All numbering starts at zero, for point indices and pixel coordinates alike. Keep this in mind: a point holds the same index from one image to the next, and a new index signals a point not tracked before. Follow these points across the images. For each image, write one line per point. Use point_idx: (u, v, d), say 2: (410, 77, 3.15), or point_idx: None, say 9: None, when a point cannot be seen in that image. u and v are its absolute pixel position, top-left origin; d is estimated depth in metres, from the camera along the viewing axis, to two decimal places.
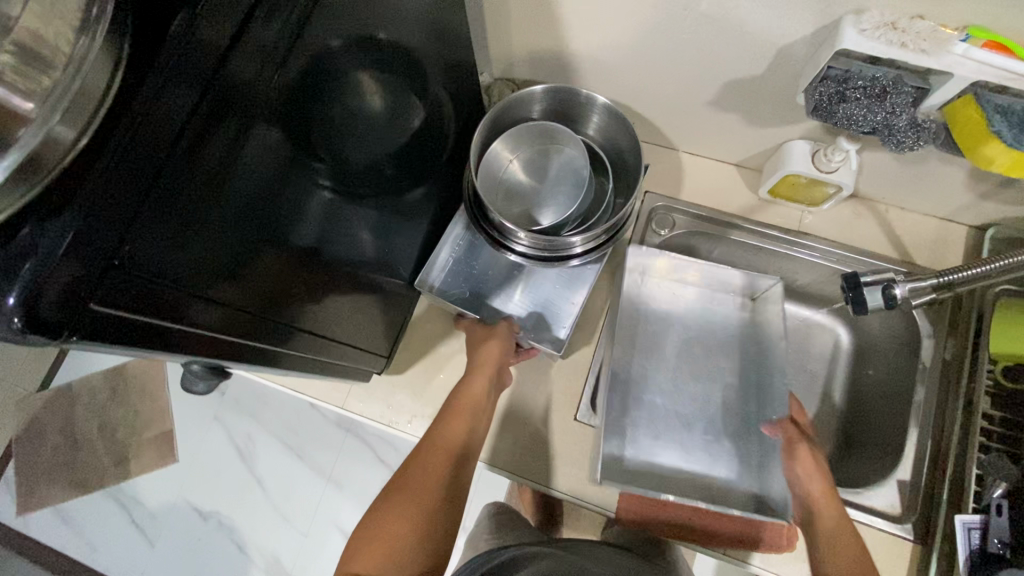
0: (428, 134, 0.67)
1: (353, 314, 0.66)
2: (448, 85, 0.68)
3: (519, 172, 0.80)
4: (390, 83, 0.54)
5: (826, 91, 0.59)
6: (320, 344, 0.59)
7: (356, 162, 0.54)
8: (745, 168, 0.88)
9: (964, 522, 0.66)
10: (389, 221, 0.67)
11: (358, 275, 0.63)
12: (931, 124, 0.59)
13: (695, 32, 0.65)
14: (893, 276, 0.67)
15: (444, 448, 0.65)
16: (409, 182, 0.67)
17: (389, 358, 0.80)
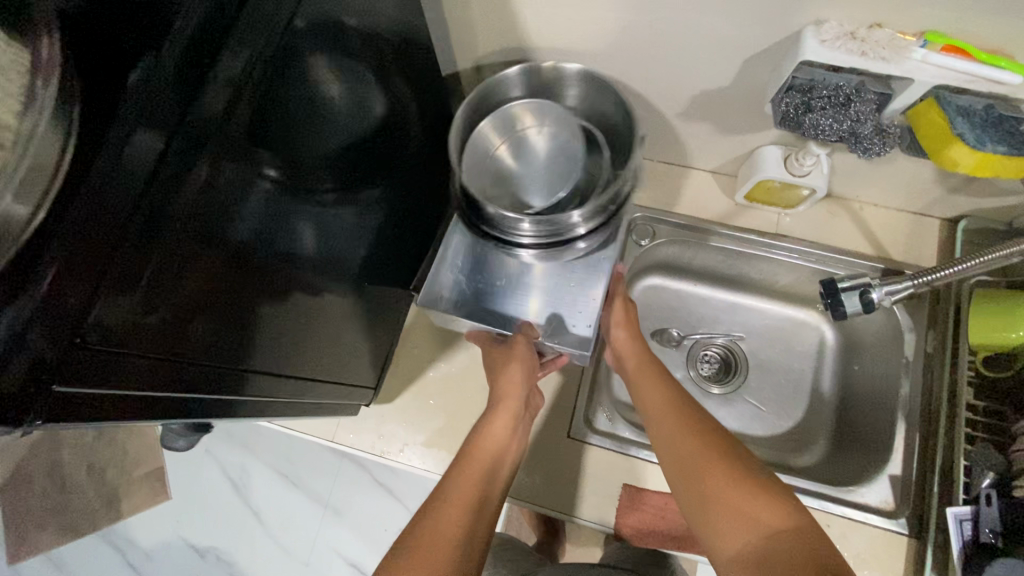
0: (405, 143, 0.69)
1: (336, 339, 0.65)
2: (410, 96, 0.67)
3: (505, 159, 0.72)
4: (353, 117, 0.55)
5: (792, 102, 0.60)
6: (301, 382, 0.59)
7: (326, 199, 0.54)
8: (720, 173, 0.89)
9: (955, 513, 0.67)
10: (375, 243, 0.68)
11: (342, 297, 0.63)
12: (895, 128, 0.60)
13: (660, 46, 0.66)
14: (870, 280, 0.68)
15: (461, 498, 0.59)
16: (388, 201, 0.68)
17: (376, 388, 0.80)
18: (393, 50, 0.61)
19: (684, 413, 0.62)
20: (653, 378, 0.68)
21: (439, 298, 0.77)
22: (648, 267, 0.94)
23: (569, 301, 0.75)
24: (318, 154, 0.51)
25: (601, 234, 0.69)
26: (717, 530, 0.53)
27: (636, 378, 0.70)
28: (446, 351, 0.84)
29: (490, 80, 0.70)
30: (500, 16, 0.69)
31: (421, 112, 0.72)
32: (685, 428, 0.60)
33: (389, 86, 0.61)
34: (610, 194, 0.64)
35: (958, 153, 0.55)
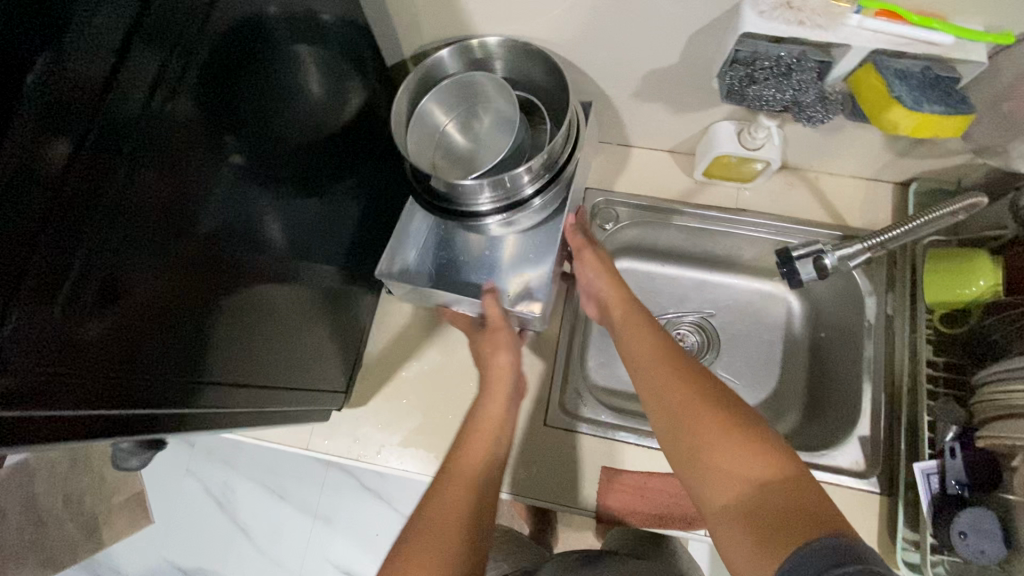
0: (351, 133, 0.71)
1: (300, 330, 0.64)
2: (341, 86, 0.66)
3: (456, 138, 0.74)
4: (276, 109, 0.54)
5: (737, 74, 0.60)
6: (270, 379, 0.59)
7: (261, 190, 0.54)
8: (678, 152, 0.89)
9: (923, 468, 0.68)
10: (328, 231, 0.68)
11: (299, 287, 0.62)
12: (837, 95, 0.61)
13: (605, 27, 0.66)
14: (823, 246, 0.69)
15: (463, 477, 0.60)
16: (333, 194, 0.68)
17: (347, 392, 0.78)
18: (326, 40, 0.60)
19: (672, 364, 0.61)
20: (641, 328, 0.67)
21: (402, 275, 0.77)
22: (615, 251, 0.94)
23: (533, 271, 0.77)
24: (243, 144, 0.50)
25: (553, 191, 0.70)
26: (707, 483, 0.52)
27: (623, 329, 0.68)
28: (415, 349, 0.82)
29: (423, 63, 0.69)
30: (441, 6, 0.68)
31: (357, 106, 0.71)
32: (673, 379, 0.59)
33: (317, 77, 0.60)
34: (550, 149, 0.65)
35: (894, 115, 0.55)
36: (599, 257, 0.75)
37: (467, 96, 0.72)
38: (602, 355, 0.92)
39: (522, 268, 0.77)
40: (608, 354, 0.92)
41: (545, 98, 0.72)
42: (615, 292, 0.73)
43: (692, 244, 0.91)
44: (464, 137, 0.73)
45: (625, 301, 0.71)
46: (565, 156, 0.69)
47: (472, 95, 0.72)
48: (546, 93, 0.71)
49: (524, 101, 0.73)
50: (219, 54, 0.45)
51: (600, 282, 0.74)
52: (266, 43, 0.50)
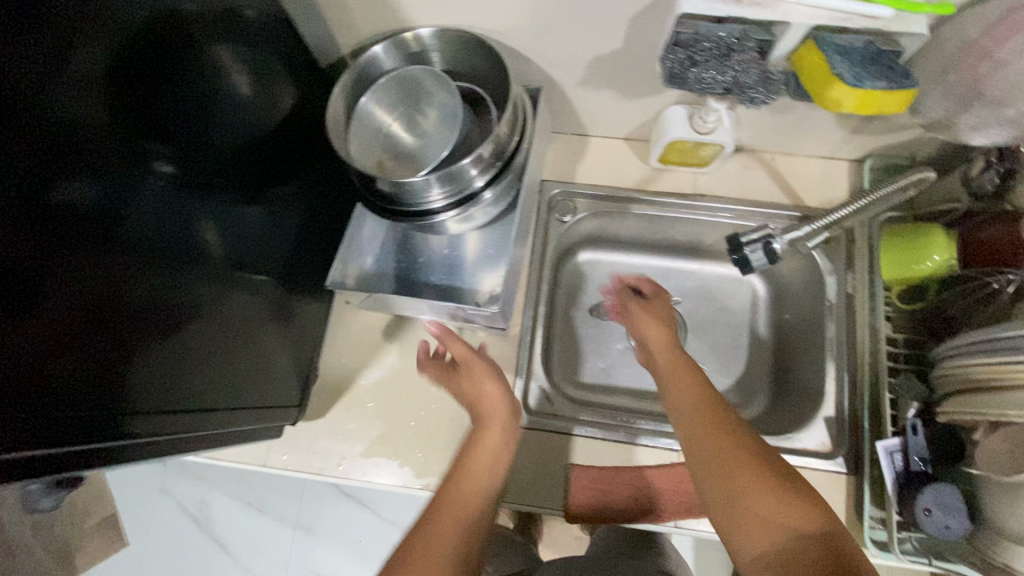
0: (282, 132, 0.68)
1: (244, 336, 0.63)
2: (271, 86, 0.65)
3: (401, 136, 0.69)
4: (203, 119, 0.56)
5: (676, 58, 0.58)
6: (220, 393, 0.59)
7: (188, 198, 0.55)
8: (634, 139, 0.87)
9: (886, 446, 0.68)
10: (265, 235, 0.66)
11: (236, 290, 0.61)
12: (778, 75, 0.59)
13: (543, 14, 0.63)
14: (771, 230, 0.68)
15: (453, 510, 0.53)
16: (265, 202, 0.66)
17: (302, 406, 0.74)
18: (258, 51, 0.61)
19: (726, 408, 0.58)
20: (688, 367, 0.64)
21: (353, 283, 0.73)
22: (575, 244, 0.92)
23: (489, 267, 0.75)
24: (166, 153, 0.52)
25: (502, 183, 0.67)
26: (740, 529, 0.49)
27: (669, 366, 0.66)
28: (374, 356, 0.79)
29: (358, 62, 0.66)
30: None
31: (285, 104, 0.67)
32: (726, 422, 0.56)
33: (249, 90, 0.61)
34: (497, 137, 0.62)
35: (836, 95, 0.54)
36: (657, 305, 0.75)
37: (408, 93, 0.69)
38: (568, 350, 0.90)
39: (474, 273, 0.75)
40: (574, 348, 0.91)
41: (488, 91, 0.69)
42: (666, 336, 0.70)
43: (653, 231, 0.90)
44: (409, 134, 0.69)
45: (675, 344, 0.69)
46: (513, 145, 0.66)
47: (413, 92, 0.68)
48: (489, 85, 0.68)
49: (467, 93, 0.70)
50: (133, 65, 0.47)
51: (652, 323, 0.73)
52: (184, 54, 0.52)
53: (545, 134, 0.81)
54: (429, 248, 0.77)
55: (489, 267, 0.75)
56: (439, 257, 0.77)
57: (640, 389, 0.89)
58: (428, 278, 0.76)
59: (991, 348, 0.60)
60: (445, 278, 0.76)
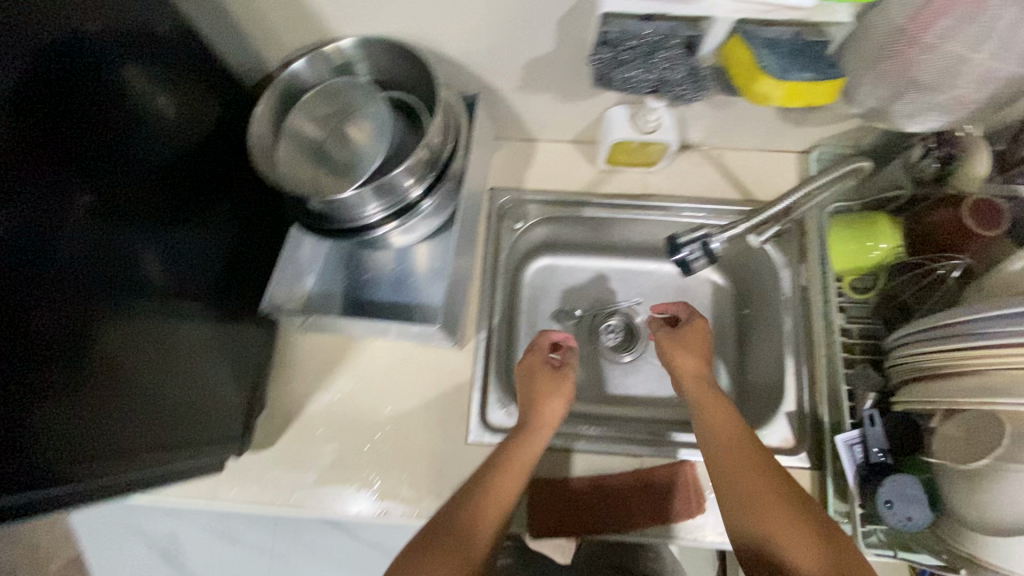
0: (210, 151, 0.65)
1: (185, 368, 0.60)
2: (192, 103, 0.62)
3: (334, 154, 0.66)
4: (125, 145, 0.53)
5: (603, 58, 0.56)
6: (163, 432, 0.56)
7: (115, 229, 0.52)
8: (582, 141, 0.86)
9: (845, 440, 0.68)
10: (198, 259, 0.63)
11: (173, 320, 0.58)
12: (707, 71, 0.58)
13: (468, 20, 0.61)
14: (708, 229, 0.67)
15: (460, 547, 0.56)
16: (199, 225, 0.63)
17: (247, 435, 0.71)
18: (174, 70, 0.59)
19: (774, 467, 0.59)
20: (732, 417, 0.65)
21: (291, 304, 0.70)
22: (531, 250, 0.90)
23: (433, 282, 0.74)
24: (90, 183, 0.49)
25: (441, 192, 0.66)
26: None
27: (714, 410, 0.66)
28: (325, 379, 0.77)
29: (280, 79, 0.64)
30: (291, 11, 0.62)
31: (209, 124, 0.64)
32: (778, 484, 0.57)
33: (170, 112, 0.59)
34: (427, 146, 0.60)
35: (767, 87, 0.53)
36: (695, 332, 0.75)
37: (335, 111, 0.66)
38: None
39: (420, 289, 0.74)
40: None
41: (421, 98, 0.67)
42: (705, 377, 0.70)
43: (610, 233, 0.88)
44: (342, 151, 0.66)
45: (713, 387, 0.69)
46: (447, 152, 0.64)
47: (340, 110, 0.66)
48: (421, 93, 0.66)
49: (399, 102, 0.68)
50: (44, 87, 0.44)
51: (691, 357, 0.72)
52: (99, 79, 0.50)
53: (489, 140, 0.79)
54: (374, 266, 0.75)
55: (433, 282, 0.74)
56: (382, 275, 0.75)
57: (605, 394, 0.87)
58: (373, 296, 0.74)
59: (944, 334, 0.60)
60: (391, 296, 0.74)
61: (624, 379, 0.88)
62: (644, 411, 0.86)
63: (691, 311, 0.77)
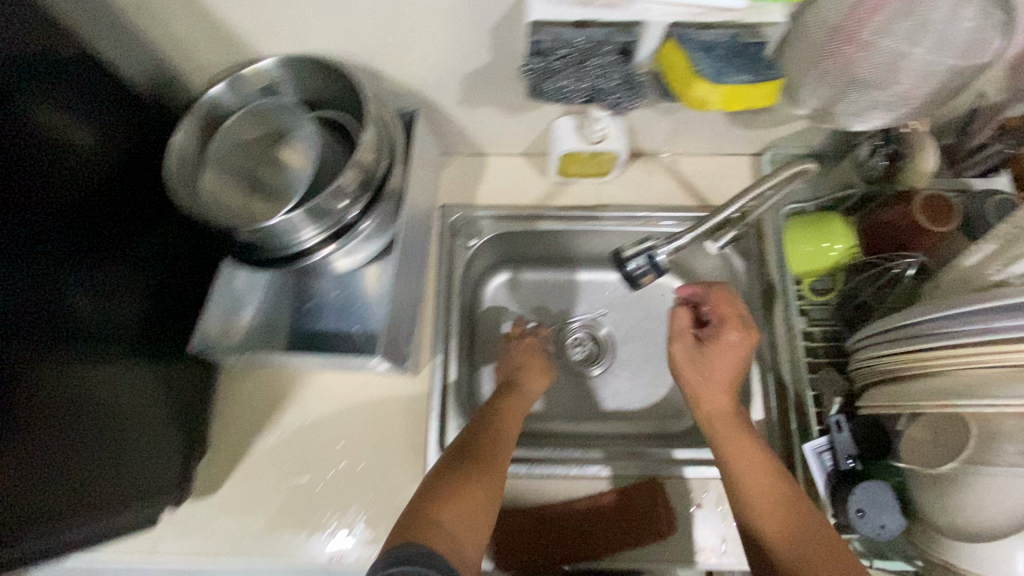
0: (134, 182, 0.61)
1: (117, 414, 0.56)
2: (111, 132, 0.58)
3: (269, 177, 0.62)
4: (35, 181, 0.49)
5: (536, 67, 0.54)
6: (87, 489, 0.52)
7: (26, 271, 0.48)
8: (533, 153, 0.84)
9: (814, 448, 0.65)
10: (130, 295, 0.59)
11: (100, 363, 0.54)
12: (642, 79, 0.56)
13: (397, 34, 0.58)
14: (653, 241, 0.64)
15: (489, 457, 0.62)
16: (128, 260, 0.59)
17: (187, 483, 0.66)
18: (87, 99, 0.55)
19: (807, 533, 0.53)
20: (762, 468, 0.58)
21: (226, 342, 0.65)
22: (487, 267, 0.87)
23: (378, 306, 0.70)
24: None
25: (380, 211, 0.63)
26: None
27: (739, 461, 0.58)
28: (272, 416, 0.72)
29: (202, 103, 0.60)
30: (209, 32, 0.59)
31: (129, 154, 0.61)
32: (811, 556, 0.52)
33: (88, 141, 0.55)
34: (360, 164, 0.57)
35: (704, 92, 0.51)
36: (722, 360, 0.64)
37: (272, 134, 0.63)
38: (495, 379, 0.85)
39: (367, 316, 0.70)
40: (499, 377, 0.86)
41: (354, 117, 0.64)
42: (732, 416, 0.62)
43: (568, 244, 0.86)
44: (276, 174, 0.62)
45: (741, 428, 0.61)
46: (382, 170, 0.61)
47: (275, 131, 0.63)
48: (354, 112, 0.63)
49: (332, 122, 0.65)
50: None
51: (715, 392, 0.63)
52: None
53: (434, 157, 0.76)
54: (317, 293, 0.71)
55: (379, 305, 0.70)
56: (327, 303, 0.71)
57: (572, 412, 0.84)
58: (318, 324, 0.70)
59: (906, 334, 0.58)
60: (337, 324, 0.70)
61: (591, 394, 0.85)
62: (613, 427, 0.83)
63: (723, 324, 0.65)
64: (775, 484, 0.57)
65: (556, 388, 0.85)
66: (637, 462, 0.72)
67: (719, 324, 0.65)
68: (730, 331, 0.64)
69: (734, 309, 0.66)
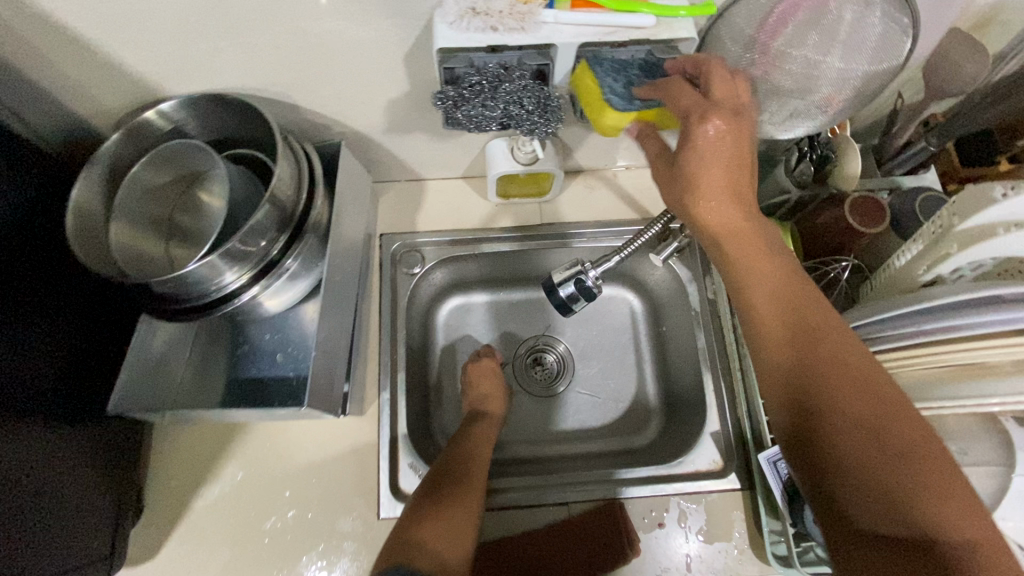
0: (43, 233, 0.57)
1: (40, 484, 0.52)
2: (14, 182, 0.54)
3: (185, 222, 0.62)
4: None
5: (449, 96, 0.52)
6: (20, 566, 0.49)
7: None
8: (472, 177, 0.82)
9: (767, 457, 0.64)
10: (46, 355, 0.55)
11: (22, 435, 0.51)
12: (557, 100, 0.55)
13: (308, 68, 0.57)
14: (582, 264, 0.65)
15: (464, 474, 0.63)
16: (40, 318, 0.55)
17: (119, 550, 0.62)
18: None
19: (846, 365, 0.43)
20: (807, 299, 0.47)
21: (146, 399, 0.62)
22: (438, 294, 0.84)
23: (309, 343, 0.67)
24: None
25: (305, 247, 0.60)
26: (931, 499, 0.37)
27: (784, 295, 0.47)
28: (212, 470, 0.69)
29: (101, 154, 0.56)
30: (110, 78, 0.56)
31: (36, 204, 0.57)
32: (850, 391, 0.42)
33: None
34: (273, 200, 0.54)
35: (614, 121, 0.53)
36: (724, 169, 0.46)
37: (179, 175, 0.62)
38: (451, 408, 0.82)
39: (301, 358, 0.67)
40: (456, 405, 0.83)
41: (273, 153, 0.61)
42: (737, 227, 0.47)
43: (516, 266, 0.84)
44: (192, 218, 0.62)
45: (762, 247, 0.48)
46: (301, 207, 0.59)
47: (181, 173, 0.61)
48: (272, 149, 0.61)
49: (251, 159, 0.63)
50: None
51: (720, 199, 0.47)
52: None
53: (368, 186, 0.74)
54: (248, 337, 0.68)
55: (311, 343, 0.67)
56: (259, 349, 0.67)
57: (532, 435, 0.82)
58: (249, 371, 0.66)
59: None
60: (269, 369, 0.67)
61: (551, 416, 0.83)
62: (574, 448, 0.81)
63: (700, 115, 0.45)
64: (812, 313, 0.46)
65: (514, 412, 0.83)
66: (597, 484, 0.70)
67: (688, 119, 0.46)
68: (709, 121, 0.45)
69: (722, 91, 0.46)
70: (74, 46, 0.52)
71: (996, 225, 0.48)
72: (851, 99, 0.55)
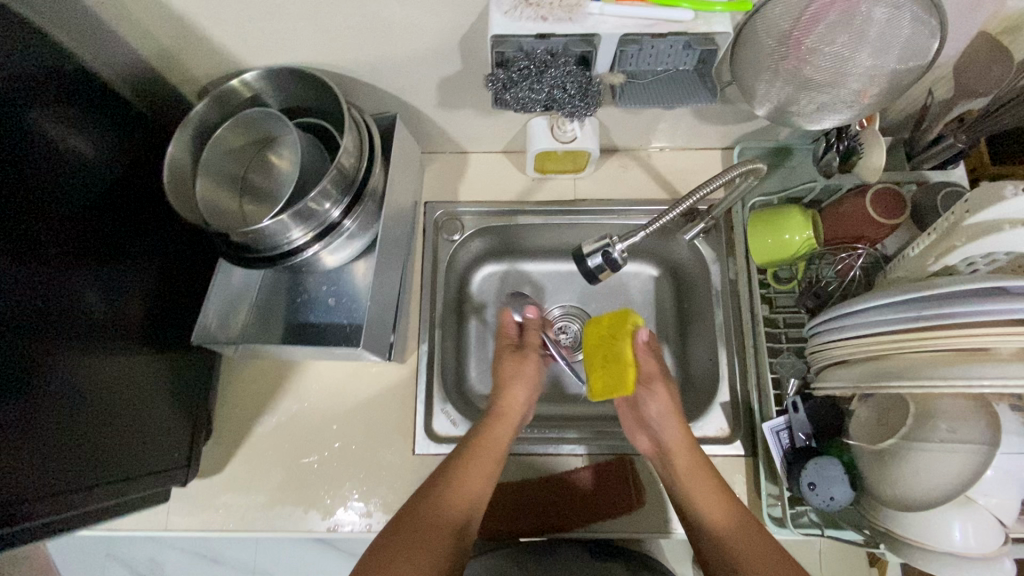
0: (140, 183, 0.66)
1: (129, 399, 0.62)
2: (116, 138, 0.63)
3: (258, 181, 0.70)
4: (51, 191, 0.54)
5: (499, 79, 0.58)
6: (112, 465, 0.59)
7: (35, 272, 0.52)
8: (513, 151, 0.88)
9: (772, 427, 0.71)
10: (139, 289, 0.65)
11: (116, 356, 0.60)
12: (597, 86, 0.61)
13: (373, 47, 0.63)
14: (610, 239, 0.70)
15: (454, 497, 0.63)
16: (136, 257, 0.64)
17: (194, 462, 0.72)
18: (93, 108, 0.60)
19: (726, 518, 0.62)
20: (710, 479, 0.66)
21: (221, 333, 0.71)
22: (474, 260, 0.91)
23: (360, 296, 0.75)
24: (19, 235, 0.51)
25: (364, 211, 0.67)
26: None
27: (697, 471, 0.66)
28: (272, 402, 0.78)
29: (191, 116, 0.64)
30: (202, 49, 0.64)
31: (134, 157, 0.65)
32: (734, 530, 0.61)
33: (93, 150, 0.60)
34: (338, 168, 0.61)
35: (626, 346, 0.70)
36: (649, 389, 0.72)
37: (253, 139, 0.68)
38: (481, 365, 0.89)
39: (353, 308, 0.75)
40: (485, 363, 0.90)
41: (337, 123, 0.68)
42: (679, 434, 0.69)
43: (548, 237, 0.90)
44: (265, 178, 0.69)
45: (703, 474, 0.65)
46: (362, 173, 0.66)
47: (256, 137, 0.68)
48: (337, 118, 0.68)
49: (317, 127, 0.70)
50: None
51: (675, 453, 0.68)
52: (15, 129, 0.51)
53: (416, 156, 0.81)
54: (307, 288, 0.76)
55: (362, 296, 0.75)
56: (316, 299, 0.76)
57: (553, 395, 0.89)
58: (307, 317, 0.75)
59: (866, 332, 0.61)
60: (325, 316, 0.75)
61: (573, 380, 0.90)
62: (592, 409, 0.88)
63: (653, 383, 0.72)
64: (719, 498, 0.64)
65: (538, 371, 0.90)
66: (612, 441, 0.77)
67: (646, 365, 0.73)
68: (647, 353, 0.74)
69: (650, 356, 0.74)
70: (175, 21, 0.59)
71: (1002, 222, 0.52)
72: (878, 95, 0.58)
